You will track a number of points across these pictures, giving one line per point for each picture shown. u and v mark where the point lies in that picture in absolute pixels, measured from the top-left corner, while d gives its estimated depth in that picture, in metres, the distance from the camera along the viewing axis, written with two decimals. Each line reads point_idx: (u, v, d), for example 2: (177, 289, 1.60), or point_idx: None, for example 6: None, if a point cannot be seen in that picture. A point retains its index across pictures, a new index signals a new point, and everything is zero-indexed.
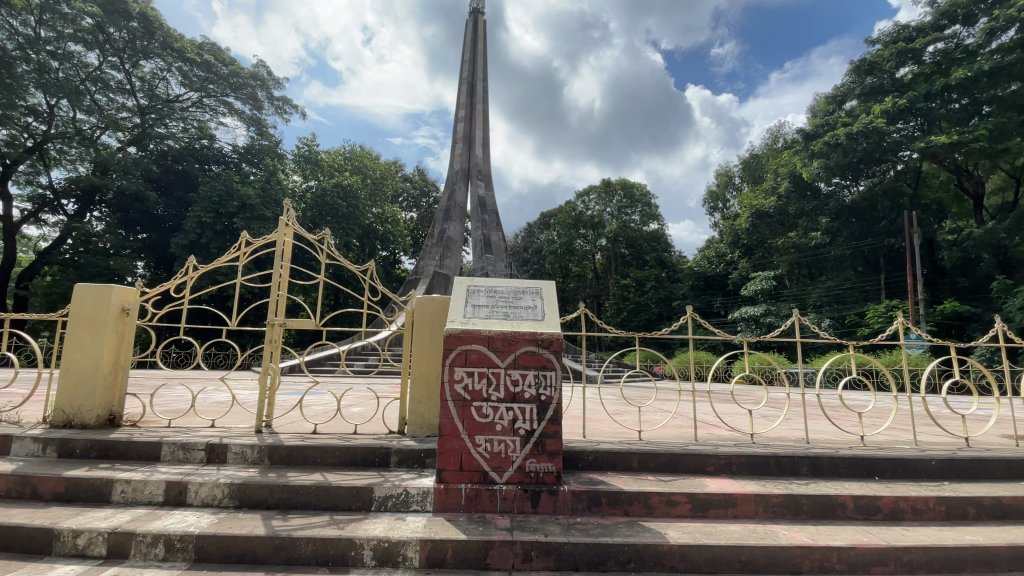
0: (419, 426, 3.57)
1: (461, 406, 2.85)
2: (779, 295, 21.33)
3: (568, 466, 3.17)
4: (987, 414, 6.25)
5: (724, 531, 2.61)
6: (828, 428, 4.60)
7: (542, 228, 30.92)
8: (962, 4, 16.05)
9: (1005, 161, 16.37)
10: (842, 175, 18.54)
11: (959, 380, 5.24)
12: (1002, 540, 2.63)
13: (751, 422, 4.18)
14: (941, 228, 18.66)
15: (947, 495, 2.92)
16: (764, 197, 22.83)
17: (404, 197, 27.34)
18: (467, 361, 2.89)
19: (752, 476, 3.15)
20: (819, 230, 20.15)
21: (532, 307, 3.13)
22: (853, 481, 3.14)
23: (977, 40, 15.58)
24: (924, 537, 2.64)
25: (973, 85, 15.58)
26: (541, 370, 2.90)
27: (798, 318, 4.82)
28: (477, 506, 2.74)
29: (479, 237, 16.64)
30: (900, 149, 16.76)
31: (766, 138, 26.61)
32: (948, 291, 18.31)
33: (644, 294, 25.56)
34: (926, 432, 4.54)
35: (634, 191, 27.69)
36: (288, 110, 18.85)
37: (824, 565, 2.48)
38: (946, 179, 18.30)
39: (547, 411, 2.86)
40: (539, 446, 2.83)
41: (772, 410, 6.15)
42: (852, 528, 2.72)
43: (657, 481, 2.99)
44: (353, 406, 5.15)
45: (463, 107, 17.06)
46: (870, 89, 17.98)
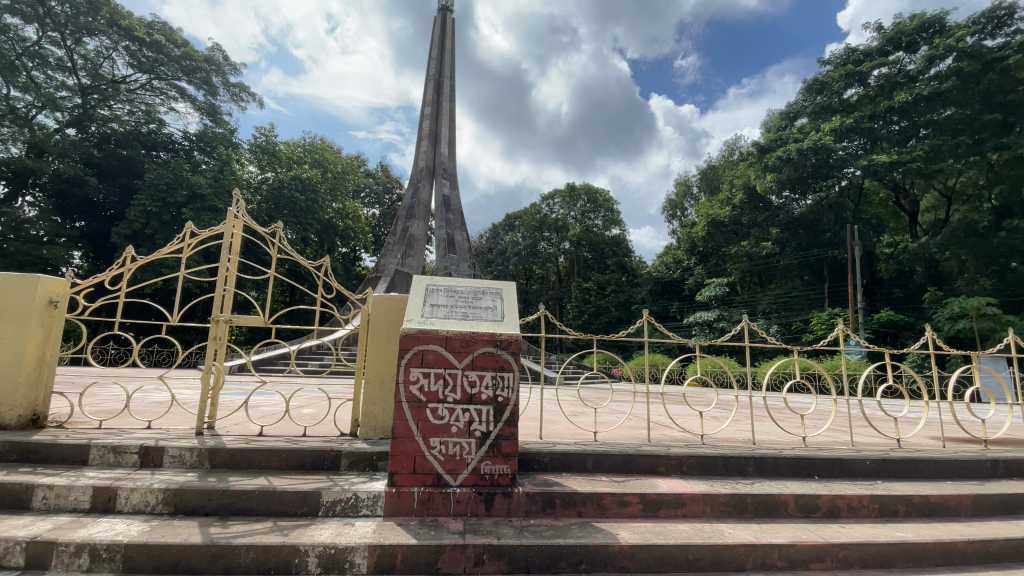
0: (373, 428, 3.49)
1: (416, 408, 2.78)
2: (731, 301, 22.22)
3: (524, 467, 3.16)
4: (916, 417, 6.69)
5: (673, 531, 2.66)
6: (773, 430, 4.79)
7: (506, 230, 30.93)
8: (905, 33, 17.27)
9: (937, 182, 17.63)
10: (791, 188, 19.52)
11: (894, 385, 5.52)
12: (929, 536, 2.79)
13: (701, 423, 4.31)
14: (880, 242, 19.86)
15: (880, 494, 3.09)
16: (719, 206, 23.75)
17: (366, 192, 26.80)
18: (423, 361, 2.83)
19: (700, 476, 3.23)
20: (770, 240, 21.11)
21: (491, 307, 3.10)
22: (795, 480, 3.28)
23: (918, 66, 16.71)
24: (858, 533, 2.79)
25: (912, 109, 16.74)
26: (499, 371, 2.87)
27: (747, 322, 5.00)
28: (429, 510, 2.69)
29: (442, 237, 16.43)
30: (845, 166, 17.82)
31: (723, 150, 27.59)
32: (884, 301, 19.51)
33: (605, 298, 26.00)
34: (861, 433, 4.80)
35: (598, 196, 28.25)
36: (245, 98, 18.09)
37: (766, 563, 2.56)
38: (885, 196, 19.59)
39: (504, 412, 2.84)
40: (494, 447, 2.80)
41: (721, 412, 6.39)
42: (792, 526, 2.84)
43: (610, 482, 3.02)
44: (306, 407, 4.99)
45: (429, 105, 16.89)
46: (820, 107, 18.99)
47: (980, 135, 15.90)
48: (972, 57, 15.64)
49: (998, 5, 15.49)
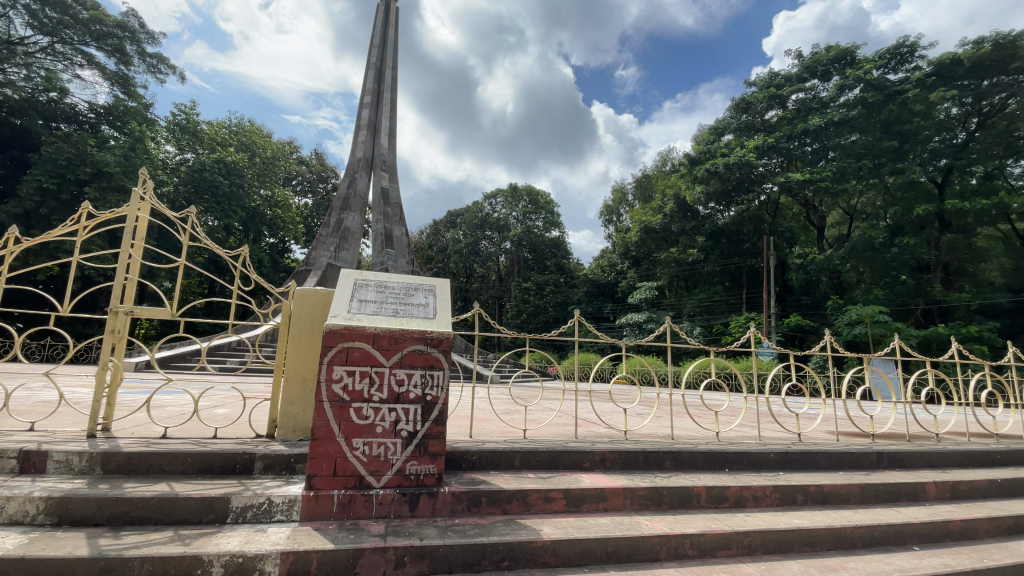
0: (292, 429, 3.32)
1: (339, 408, 2.67)
2: (660, 304, 23.36)
3: (451, 466, 3.13)
4: (815, 413, 7.34)
5: (593, 525, 2.75)
6: (691, 425, 5.07)
7: (447, 226, 30.40)
8: (820, 63, 18.92)
9: (843, 201, 19.47)
10: (717, 200, 20.83)
11: (798, 384, 6.01)
12: (823, 523, 3.06)
13: (625, 420, 4.49)
14: (791, 252, 21.65)
15: (781, 485, 3.36)
16: (652, 214, 24.83)
17: (298, 180, 25.54)
18: (348, 359, 2.73)
19: (622, 470, 3.36)
20: (696, 247, 22.41)
21: (423, 304, 3.04)
22: (708, 472, 3.50)
23: (831, 93, 18.36)
24: (760, 521, 3.02)
25: (824, 133, 18.36)
26: (429, 369, 2.83)
27: (671, 324, 5.24)
28: (350, 513, 2.60)
29: (379, 231, 15.96)
30: (764, 181, 19.28)
31: (657, 160, 28.89)
32: (794, 307, 21.31)
33: (543, 298, 26.39)
34: (768, 428, 5.21)
35: (539, 198, 28.73)
36: (163, 71, 16.60)
37: (678, 552, 2.71)
38: (798, 212, 21.41)
39: (432, 411, 2.79)
40: (420, 447, 2.75)
41: (644, 409, 6.69)
42: (703, 516, 3.02)
43: (536, 479, 3.07)
44: (220, 407, 4.67)
45: (369, 94, 16.34)
46: (744, 125, 20.36)
47: (880, 160, 17.73)
48: (875, 89, 17.41)
49: (900, 44, 17.37)
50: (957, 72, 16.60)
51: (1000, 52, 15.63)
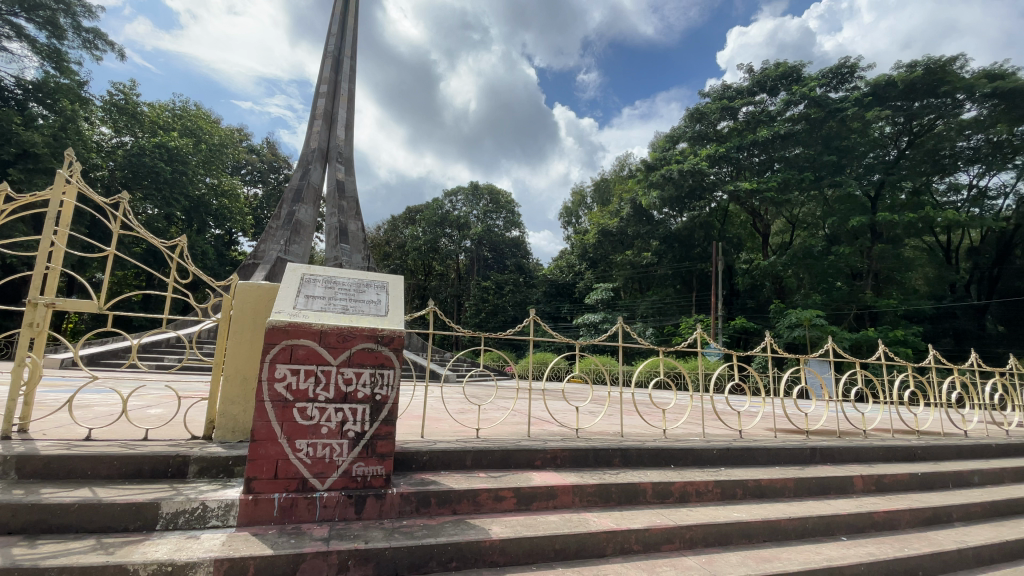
0: (230, 430, 3.17)
1: (281, 408, 2.58)
2: (615, 304, 23.91)
3: (401, 467, 3.06)
4: (756, 411, 7.70)
5: (542, 523, 2.76)
6: (640, 423, 5.21)
7: (405, 223, 29.87)
8: (769, 78, 19.88)
9: (786, 210, 20.57)
10: (671, 206, 21.53)
11: (741, 384, 6.28)
12: (759, 516, 3.21)
13: (577, 418, 4.55)
14: (738, 258, 22.66)
15: (722, 480, 3.50)
16: (610, 217, 25.37)
17: (247, 169, 24.45)
18: (292, 357, 2.62)
19: (572, 468, 3.42)
20: (649, 250, 23.05)
21: (375, 301, 2.97)
22: (654, 469, 3.61)
23: (778, 107, 19.32)
24: (702, 515, 3.14)
25: (770, 146, 19.32)
26: (379, 368, 2.76)
27: (622, 324, 5.36)
28: (291, 516, 2.51)
29: (334, 225, 15.48)
30: (714, 189, 20.10)
31: (615, 165, 29.52)
32: (739, 310, 22.34)
33: (502, 297, 26.41)
34: (712, 425, 5.42)
35: (500, 197, 28.75)
36: (100, 47, 15.45)
37: (624, 547, 2.77)
38: (744, 219, 22.43)
39: (381, 411, 2.73)
40: (368, 448, 2.69)
41: (595, 408, 6.82)
42: (648, 511, 3.11)
43: (487, 478, 3.06)
44: (153, 407, 4.39)
45: (326, 82, 15.83)
46: (698, 134, 21.14)
47: (820, 173, 18.84)
48: (818, 106, 18.49)
49: (842, 64, 18.52)
50: (891, 93, 17.88)
51: (930, 76, 17.08)
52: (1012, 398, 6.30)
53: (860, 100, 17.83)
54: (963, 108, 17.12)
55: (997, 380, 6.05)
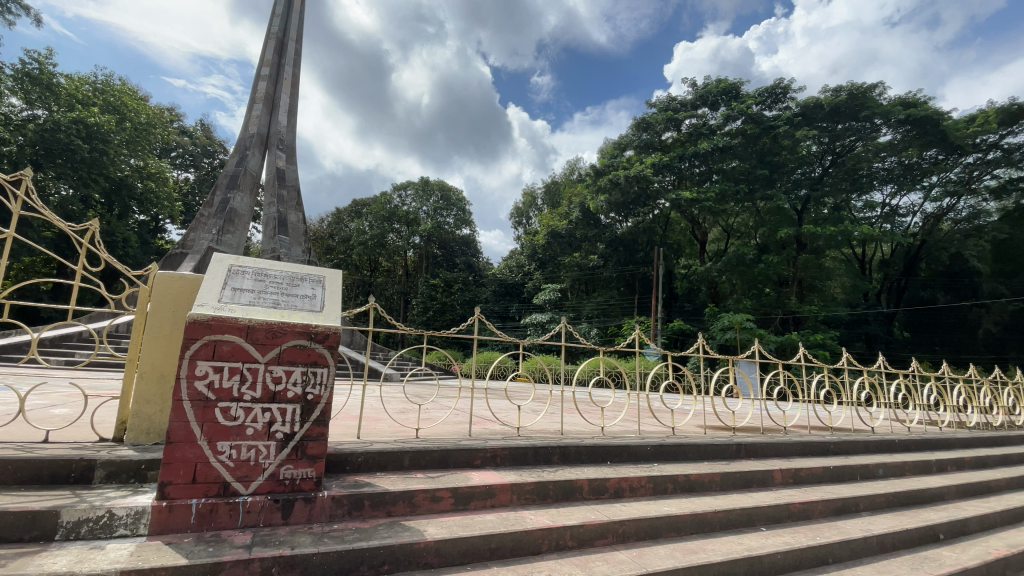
0: (145, 431, 2.95)
1: (202, 408, 2.42)
2: (562, 305, 24.30)
3: (334, 469, 2.95)
4: (689, 408, 8.07)
5: (479, 522, 2.75)
6: (580, 421, 5.30)
7: (351, 216, 28.94)
8: (711, 93, 20.86)
9: (722, 219, 21.68)
10: (618, 211, 22.21)
11: (677, 383, 6.55)
12: (688, 510, 3.36)
13: (519, 417, 4.57)
14: (678, 263, 23.68)
15: (654, 475, 3.64)
16: (559, 219, 25.78)
17: (177, 152, 22.80)
18: (215, 353, 2.47)
19: (512, 467, 3.42)
20: (596, 253, 23.62)
21: (309, 296, 2.84)
22: (591, 465, 3.69)
23: (718, 121, 20.33)
24: (635, 511, 3.24)
25: (710, 157, 20.28)
26: (311, 366, 2.65)
27: (565, 324, 5.44)
28: (210, 523, 2.36)
29: (272, 215, 14.72)
30: (658, 197, 20.90)
31: (565, 168, 29.99)
32: (678, 313, 23.35)
33: (450, 295, 26.15)
34: (648, 423, 5.62)
35: (450, 194, 28.45)
36: (12, 11, 13.89)
37: (559, 543, 2.81)
38: (684, 226, 23.38)
39: (313, 411, 2.62)
40: (297, 450, 2.57)
41: (537, 407, 6.89)
42: (584, 508, 3.18)
43: (424, 479, 3.00)
44: (57, 407, 3.98)
45: (268, 65, 15.03)
46: (644, 143, 21.89)
47: (753, 186, 20.04)
48: (754, 122, 19.63)
49: (776, 85, 19.74)
50: (818, 115, 19.25)
51: (853, 100, 18.56)
52: (913, 397, 6.94)
53: (792, 119, 19.09)
54: (880, 131, 18.76)
55: (900, 381, 6.65)
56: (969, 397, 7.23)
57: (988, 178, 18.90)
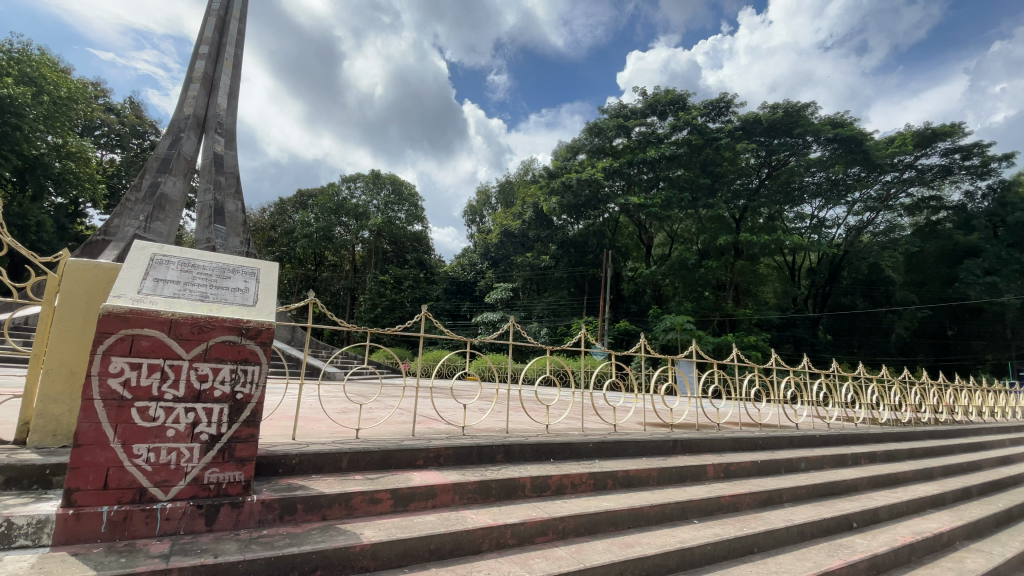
0: (50, 434, 2.70)
1: (116, 408, 2.24)
2: (513, 304, 24.40)
3: (266, 473, 2.81)
4: (632, 407, 8.32)
5: (419, 523, 2.70)
6: (525, 419, 5.34)
7: (295, 207, 27.79)
8: (660, 103, 21.60)
9: (667, 225, 22.51)
10: (569, 213, 22.62)
11: (619, 382, 6.73)
12: (626, 505, 3.46)
13: (464, 416, 4.54)
14: (625, 266, 24.38)
15: (595, 472, 3.72)
16: (512, 219, 25.93)
17: (101, 131, 20.98)
18: (132, 349, 2.29)
19: (455, 466, 3.39)
20: (548, 254, 23.94)
21: (241, 289, 2.69)
22: (535, 463, 3.73)
23: (666, 130, 21.10)
24: (575, 507, 3.29)
25: (658, 165, 20.99)
26: (241, 363, 2.51)
27: (513, 323, 5.46)
28: (124, 532, 2.18)
29: (208, 203, 13.83)
30: (608, 201, 21.44)
31: (519, 168, 30.17)
32: (624, 314, 24.05)
33: (400, 292, 25.63)
34: (591, 421, 5.74)
35: (402, 189, 27.87)
36: None
37: (500, 542, 2.82)
38: (632, 230, 24.11)
39: (243, 411, 2.49)
40: (224, 452, 2.43)
41: (484, 405, 6.87)
42: (525, 505, 3.20)
43: (363, 480, 2.92)
44: None
45: (207, 43, 14.15)
46: (596, 147, 22.42)
47: (697, 195, 20.98)
48: (698, 133, 20.54)
49: (720, 99, 20.70)
50: (757, 129, 20.37)
51: (788, 118, 19.79)
52: (833, 395, 7.49)
53: (733, 132, 20.12)
54: (811, 148, 20.15)
55: (822, 380, 7.16)
56: (882, 395, 7.89)
57: (903, 197, 20.92)
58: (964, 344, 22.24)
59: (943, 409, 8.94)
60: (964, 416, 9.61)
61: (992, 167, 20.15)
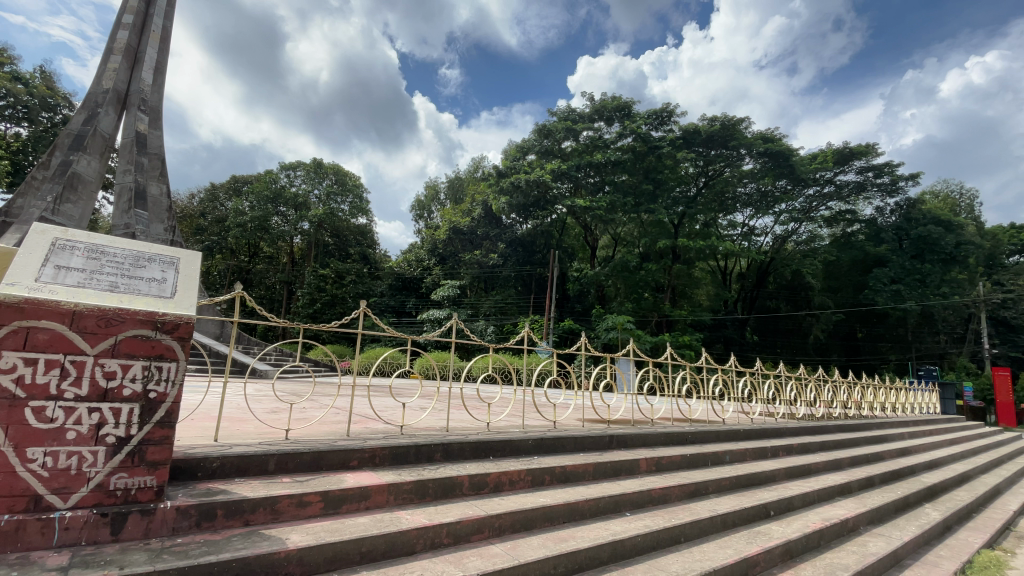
0: None
1: (5, 407, 2.01)
2: (460, 302, 24.22)
3: (182, 478, 2.63)
4: (572, 404, 8.51)
5: (350, 526, 2.63)
6: (466, 417, 5.33)
7: (228, 194, 26.19)
8: (606, 109, 22.13)
9: (611, 228, 23.19)
10: (518, 212, 22.89)
11: (560, 380, 6.86)
12: (562, 500, 3.53)
13: (402, 414, 4.47)
14: (571, 266, 24.85)
15: (534, 468, 3.77)
16: (461, 216, 25.78)
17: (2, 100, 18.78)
18: (28, 343, 2.07)
19: (391, 466, 3.33)
20: (496, 252, 23.99)
21: (158, 280, 2.49)
22: (473, 461, 3.72)
23: (612, 136, 21.71)
24: (512, 504, 3.32)
25: (604, 169, 21.58)
26: (155, 361, 2.34)
27: (456, 321, 5.42)
28: (13, 545, 1.96)
29: (128, 185, 12.72)
30: (556, 202, 21.79)
31: (469, 165, 30.03)
32: (569, 313, 24.54)
33: (342, 287, 24.77)
34: (531, 418, 5.83)
35: (347, 180, 26.94)
36: None
37: (434, 542, 2.79)
38: (578, 232, 24.66)
39: (156, 412, 2.32)
40: (134, 456, 2.25)
41: (423, 403, 6.80)
42: (462, 504, 3.19)
43: (291, 483, 2.79)
44: None
45: (132, 12, 13.03)
46: (545, 149, 22.72)
47: (639, 200, 21.73)
48: (642, 141, 21.29)
49: (663, 108, 21.49)
50: (696, 139, 21.31)
51: (725, 130, 20.83)
52: (757, 392, 8.02)
53: (674, 141, 21.04)
54: (744, 160, 21.46)
55: (747, 378, 7.64)
56: (799, 392, 8.53)
57: (823, 209, 22.68)
58: (872, 345, 24.53)
59: (852, 405, 9.78)
60: (869, 411, 10.55)
61: (899, 186, 22.18)
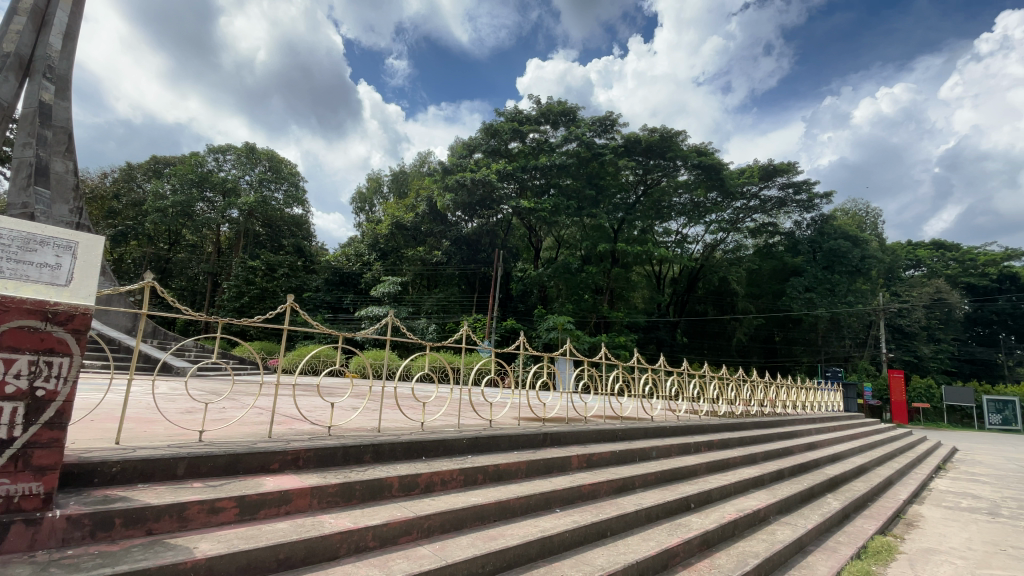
0: None
1: None
2: (400, 298, 23.68)
3: (75, 484, 2.40)
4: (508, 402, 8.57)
5: (268, 532, 2.50)
6: (399, 417, 5.24)
7: (147, 176, 24.09)
8: (552, 113, 22.50)
9: (555, 230, 23.57)
10: (463, 210, 22.74)
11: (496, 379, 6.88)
12: (493, 498, 3.55)
13: (332, 415, 4.31)
14: (515, 266, 25.02)
15: (466, 467, 3.77)
16: (405, 211, 25.23)
17: None
18: None
19: (316, 468, 3.20)
20: (439, 249, 23.71)
21: (49, 265, 2.21)
22: (404, 461, 3.65)
23: (557, 140, 22.07)
24: (442, 504, 3.30)
25: (549, 172, 21.87)
26: (44, 355, 2.15)
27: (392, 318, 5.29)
28: None
29: (26, 159, 11.40)
30: (501, 202, 21.82)
31: (415, 159, 29.49)
32: (511, 312, 24.69)
33: (273, 281, 23.53)
34: (466, 417, 5.83)
35: (282, 167, 25.58)
36: None
37: (359, 545, 2.72)
38: (523, 232, 24.87)
39: (45, 411, 2.11)
40: (18, 460, 2.04)
41: (355, 403, 6.60)
42: (390, 506, 3.12)
43: (203, 488, 2.62)
44: None
45: None
46: (492, 148, 22.69)
47: (582, 204, 22.23)
48: (586, 148, 21.78)
49: (607, 116, 22.11)
50: (636, 149, 22.06)
51: (663, 141, 21.71)
52: (683, 391, 8.45)
53: (616, 149, 21.76)
54: (679, 171, 22.54)
55: (675, 377, 8.03)
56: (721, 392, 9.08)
57: (748, 221, 24.34)
58: (788, 348, 26.60)
59: (768, 403, 10.54)
60: (783, 409, 11.41)
61: (815, 203, 24.15)
